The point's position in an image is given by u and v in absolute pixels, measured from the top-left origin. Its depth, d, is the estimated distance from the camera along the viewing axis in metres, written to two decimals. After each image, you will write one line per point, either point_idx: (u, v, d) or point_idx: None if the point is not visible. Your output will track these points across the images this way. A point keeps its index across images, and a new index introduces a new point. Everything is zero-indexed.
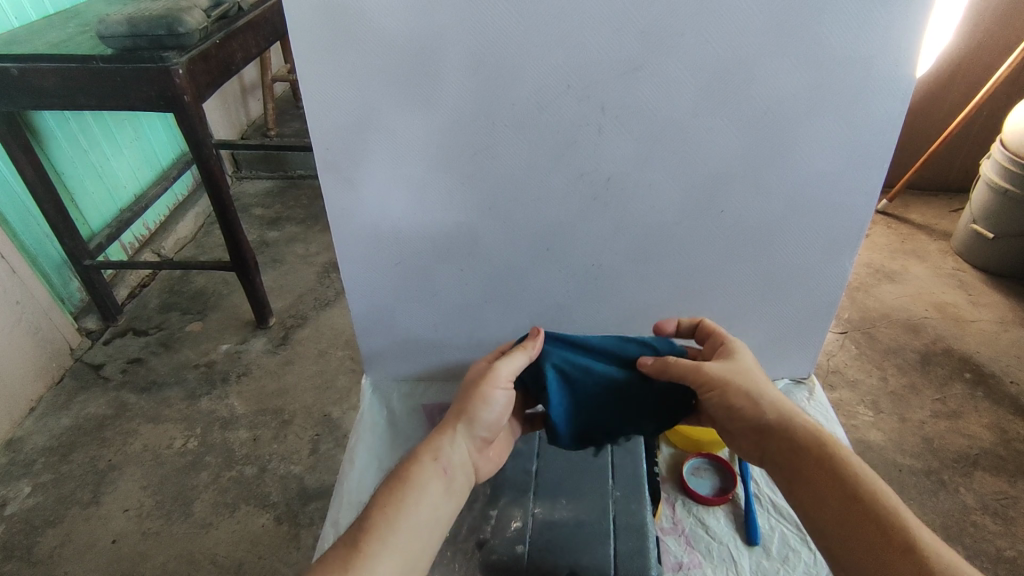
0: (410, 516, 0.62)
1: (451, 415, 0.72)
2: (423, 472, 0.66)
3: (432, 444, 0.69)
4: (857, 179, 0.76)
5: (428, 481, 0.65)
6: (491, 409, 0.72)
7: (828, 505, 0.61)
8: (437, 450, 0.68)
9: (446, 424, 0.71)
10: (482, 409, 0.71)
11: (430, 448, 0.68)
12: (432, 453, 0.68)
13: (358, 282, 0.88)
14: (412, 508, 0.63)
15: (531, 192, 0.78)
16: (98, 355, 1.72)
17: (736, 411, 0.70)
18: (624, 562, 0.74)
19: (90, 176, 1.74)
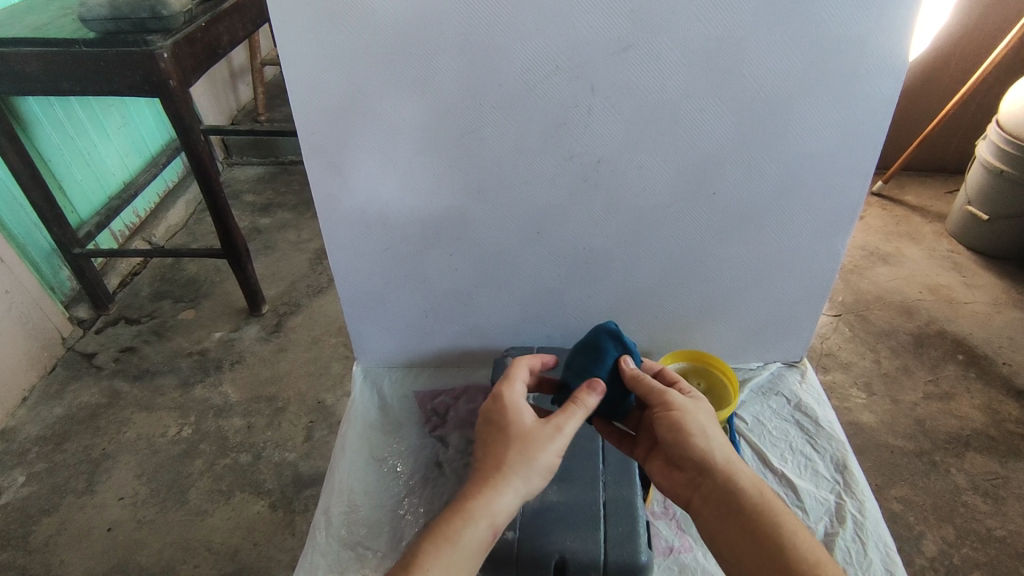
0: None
1: (512, 472, 0.62)
2: (475, 535, 0.60)
3: (483, 500, 0.61)
4: (851, 160, 0.75)
5: (476, 549, 0.60)
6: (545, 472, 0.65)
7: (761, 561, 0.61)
8: (492, 507, 0.61)
9: (505, 476, 0.62)
10: (537, 476, 0.63)
11: (486, 507, 0.61)
12: (484, 514, 0.61)
13: (348, 267, 0.87)
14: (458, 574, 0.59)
15: (520, 175, 0.77)
16: (91, 344, 1.71)
17: (687, 441, 0.66)
18: (614, 546, 0.74)
19: (77, 163, 1.71)
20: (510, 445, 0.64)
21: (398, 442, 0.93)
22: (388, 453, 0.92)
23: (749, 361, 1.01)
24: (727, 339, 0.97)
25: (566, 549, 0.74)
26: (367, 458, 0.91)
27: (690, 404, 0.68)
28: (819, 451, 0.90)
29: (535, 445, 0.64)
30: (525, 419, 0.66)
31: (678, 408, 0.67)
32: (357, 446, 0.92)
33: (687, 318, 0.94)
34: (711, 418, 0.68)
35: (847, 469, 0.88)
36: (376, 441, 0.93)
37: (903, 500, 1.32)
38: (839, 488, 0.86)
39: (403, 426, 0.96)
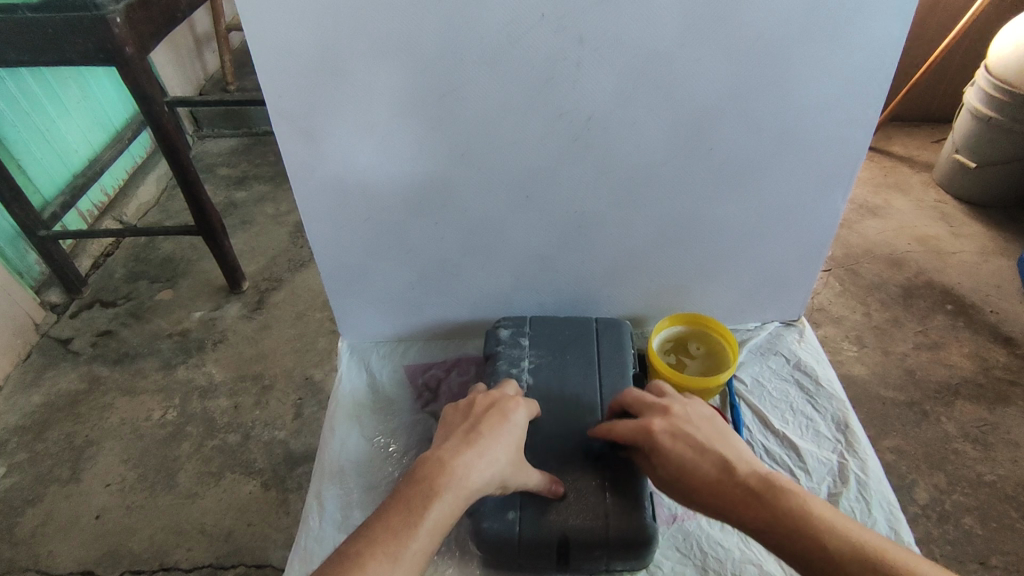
0: (433, 527, 0.55)
1: (488, 440, 0.62)
2: (452, 497, 0.57)
3: (466, 460, 0.60)
4: (853, 110, 0.72)
5: (451, 509, 0.57)
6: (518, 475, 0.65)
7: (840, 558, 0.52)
8: (477, 477, 0.60)
9: (486, 447, 0.62)
10: (515, 474, 0.64)
11: (475, 475, 0.60)
12: (462, 473, 0.59)
13: (327, 239, 0.83)
14: (436, 520, 0.55)
15: (505, 135, 0.72)
16: (66, 329, 1.65)
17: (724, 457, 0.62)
18: (617, 519, 0.68)
19: (35, 140, 1.62)
20: (493, 424, 0.65)
21: (391, 419, 0.90)
22: (381, 430, 0.89)
23: (748, 321, 0.99)
24: (725, 300, 0.95)
25: (569, 527, 0.68)
26: (359, 435, 0.88)
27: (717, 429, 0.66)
28: (819, 410, 0.88)
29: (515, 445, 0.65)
30: (514, 414, 0.67)
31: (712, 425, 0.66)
32: (348, 424, 0.89)
33: (683, 281, 0.91)
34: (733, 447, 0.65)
35: (849, 428, 0.86)
36: (367, 418, 0.90)
37: (896, 451, 1.33)
38: (840, 447, 0.84)
39: (395, 402, 0.92)
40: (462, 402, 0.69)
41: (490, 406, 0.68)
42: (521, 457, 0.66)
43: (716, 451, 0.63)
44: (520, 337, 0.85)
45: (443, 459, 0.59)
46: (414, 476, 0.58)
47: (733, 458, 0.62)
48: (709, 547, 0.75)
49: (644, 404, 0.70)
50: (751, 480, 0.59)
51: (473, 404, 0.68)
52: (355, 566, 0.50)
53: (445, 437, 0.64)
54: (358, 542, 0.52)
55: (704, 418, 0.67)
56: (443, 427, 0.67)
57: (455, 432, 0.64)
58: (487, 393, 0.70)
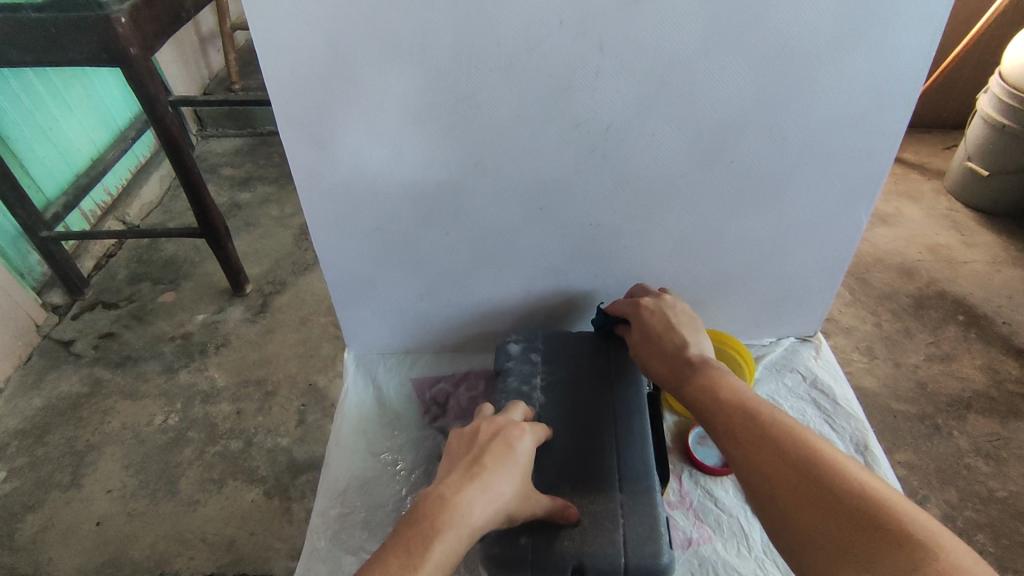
0: (435, 569, 0.52)
1: (492, 474, 0.60)
2: (452, 539, 0.55)
3: (469, 496, 0.57)
4: (878, 122, 0.70)
5: (453, 549, 0.54)
6: (525, 505, 0.63)
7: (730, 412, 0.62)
8: (478, 515, 0.57)
9: (490, 480, 0.59)
10: (521, 506, 0.62)
11: (478, 512, 0.57)
12: (465, 510, 0.56)
13: (335, 248, 0.81)
14: (438, 561, 0.53)
15: (520, 145, 0.70)
16: (67, 331, 1.64)
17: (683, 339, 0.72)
18: (633, 546, 0.66)
19: (39, 139, 1.61)
20: (498, 455, 0.62)
21: (398, 434, 0.88)
22: (388, 446, 0.87)
23: (762, 337, 0.97)
24: (740, 314, 0.93)
25: (584, 554, 0.66)
26: (365, 451, 0.87)
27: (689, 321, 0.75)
28: (837, 430, 0.86)
29: (520, 477, 0.62)
30: (519, 443, 0.65)
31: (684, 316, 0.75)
32: (354, 439, 0.87)
33: (698, 295, 0.89)
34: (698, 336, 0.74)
35: (868, 449, 0.84)
36: (373, 433, 0.89)
37: (908, 465, 1.31)
38: None
39: (402, 417, 0.91)
40: (466, 430, 0.66)
41: (495, 434, 0.65)
42: (528, 488, 0.63)
43: (680, 331, 0.73)
44: (530, 353, 0.84)
45: (444, 496, 0.57)
46: (415, 514, 0.56)
47: (693, 341, 0.73)
48: (724, 572, 0.73)
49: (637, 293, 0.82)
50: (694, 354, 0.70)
51: (477, 432, 0.65)
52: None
53: (448, 470, 0.62)
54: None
55: (688, 314, 0.76)
56: (447, 458, 0.64)
57: (457, 465, 0.61)
58: (492, 420, 0.67)
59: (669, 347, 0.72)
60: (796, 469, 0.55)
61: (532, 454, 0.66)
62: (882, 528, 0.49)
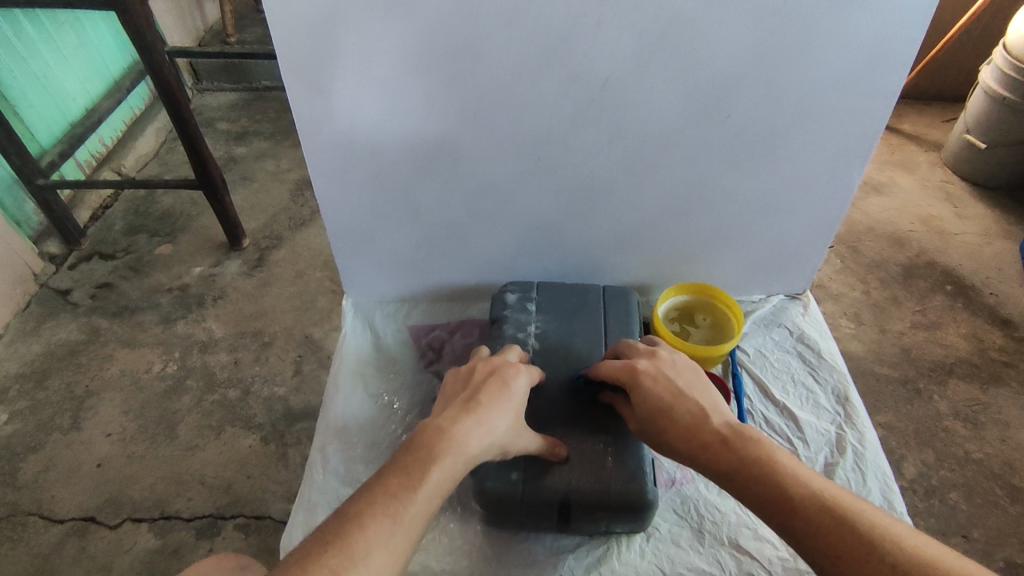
0: (432, 491, 0.55)
1: (487, 409, 0.62)
2: (448, 466, 0.57)
3: (465, 427, 0.60)
4: (876, 82, 0.70)
5: (450, 475, 0.57)
6: (518, 441, 0.65)
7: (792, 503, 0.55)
8: (473, 447, 0.59)
9: (485, 415, 0.62)
10: (514, 441, 0.65)
11: (473, 445, 0.59)
12: (462, 440, 0.59)
13: (334, 197, 0.82)
14: (435, 485, 0.55)
15: (520, 95, 0.71)
16: (65, 280, 1.65)
17: (694, 407, 0.65)
18: (618, 481, 0.69)
19: (32, 86, 1.59)
20: (492, 391, 0.65)
21: (394, 378, 0.91)
22: (384, 389, 0.90)
23: (752, 294, 0.99)
24: (732, 271, 0.95)
25: (571, 488, 0.69)
26: (362, 393, 0.89)
27: (691, 379, 0.68)
28: (820, 382, 0.89)
29: (514, 414, 0.65)
30: (514, 383, 0.67)
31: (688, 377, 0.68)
32: (351, 382, 0.90)
33: (691, 250, 0.91)
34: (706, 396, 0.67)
35: (849, 401, 0.87)
36: (370, 377, 0.91)
37: (887, 426, 1.36)
38: (840, 419, 0.85)
39: (398, 362, 0.93)
40: (462, 371, 0.69)
41: (490, 374, 0.68)
42: (521, 424, 0.66)
43: (694, 398, 0.65)
44: (526, 303, 0.85)
45: (441, 427, 0.59)
46: (413, 443, 0.58)
47: (711, 407, 0.65)
48: (706, 510, 0.76)
49: (633, 351, 0.73)
50: (721, 426, 0.62)
51: (473, 372, 0.68)
52: (356, 523, 0.50)
53: (444, 405, 0.64)
54: (357, 500, 0.52)
55: (687, 368, 0.70)
56: (443, 396, 0.67)
57: (453, 401, 0.64)
58: (488, 360, 0.70)
59: (691, 424, 0.64)
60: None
61: (526, 392, 0.68)
62: None
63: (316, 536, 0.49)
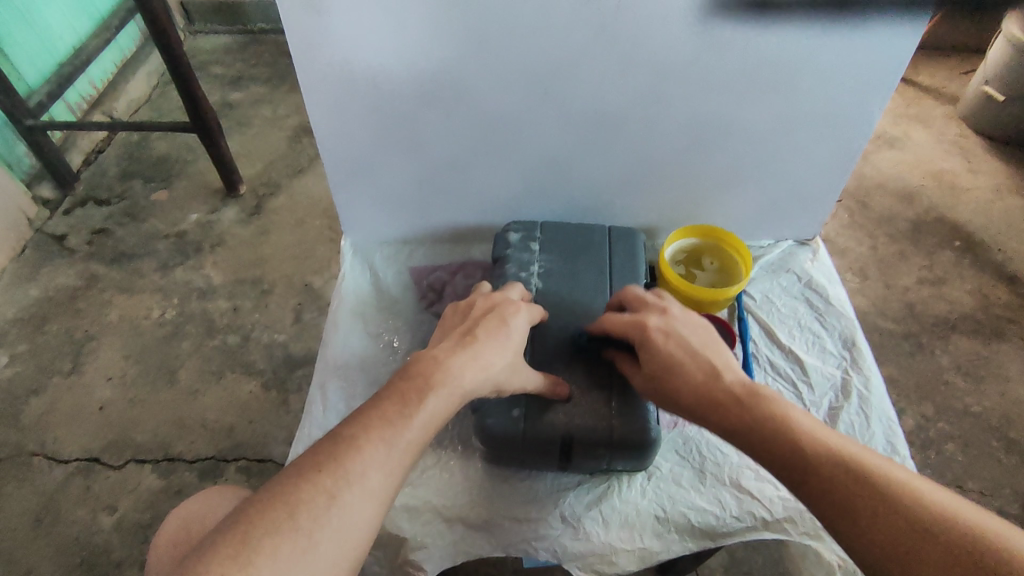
0: (428, 419, 0.54)
1: (484, 344, 0.61)
2: (443, 397, 0.56)
3: (461, 361, 0.59)
4: (904, 8, 0.66)
5: (446, 404, 0.56)
6: (515, 377, 0.64)
7: (810, 468, 0.53)
8: (469, 380, 0.59)
9: (482, 349, 0.61)
10: (512, 378, 0.64)
11: (469, 378, 0.59)
12: (458, 372, 0.58)
13: (332, 129, 0.79)
14: (431, 413, 0.55)
15: (527, 18, 0.67)
16: (60, 225, 1.62)
17: (705, 366, 0.61)
18: (620, 420, 0.69)
19: (16, 22, 1.53)
20: (491, 327, 0.63)
21: (395, 319, 0.90)
22: (385, 329, 0.89)
23: (760, 240, 0.97)
24: (741, 215, 0.93)
25: (573, 426, 0.68)
26: (362, 332, 0.88)
27: (703, 335, 0.64)
28: (827, 328, 0.88)
29: (512, 350, 0.64)
30: (513, 319, 0.66)
31: (700, 334, 0.64)
32: (351, 322, 0.89)
33: (699, 191, 0.88)
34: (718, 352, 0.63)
35: (855, 345, 0.86)
36: (371, 317, 0.90)
37: (889, 380, 1.35)
38: (845, 363, 0.84)
39: (398, 302, 0.92)
40: (462, 305, 0.68)
41: (489, 309, 0.66)
42: (519, 361, 0.65)
43: (707, 356, 0.62)
44: (530, 242, 0.83)
45: (437, 357, 0.59)
46: (410, 370, 0.57)
47: (723, 365, 0.62)
48: (708, 451, 0.76)
49: (642, 301, 0.69)
50: (735, 386, 0.59)
51: (472, 308, 0.67)
52: (352, 446, 0.50)
53: (442, 337, 0.63)
54: (353, 426, 0.52)
55: (700, 324, 0.66)
56: (441, 328, 0.66)
57: (451, 334, 0.63)
58: (488, 296, 0.69)
59: (702, 382, 0.61)
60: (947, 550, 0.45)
61: (525, 329, 0.67)
62: None
63: (310, 458, 0.49)
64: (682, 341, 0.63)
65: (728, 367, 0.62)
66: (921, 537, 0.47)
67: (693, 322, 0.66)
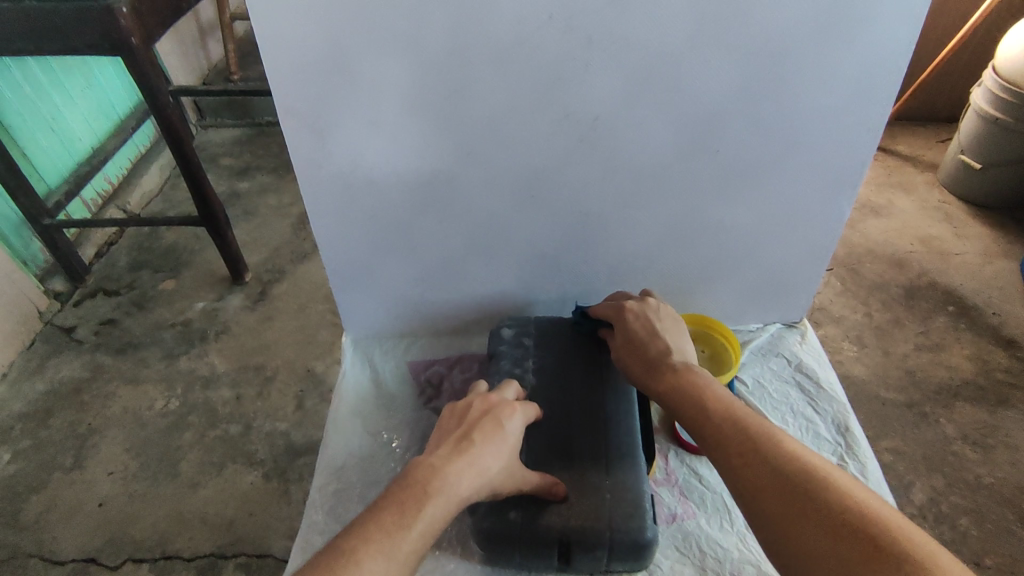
0: (426, 528, 0.55)
1: (481, 450, 0.62)
2: (440, 507, 0.57)
3: (458, 469, 0.60)
4: (861, 114, 0.72)
5: (443, 512, 0.57)
6: (511, 481, 0.65)
7: (709, 421, 0.64)
8: (464, 487, 0.59)
9: (479, 456, 0.62)
10: (508, 482, 0.64)
11: (465, 485, 0.59)
12: (455, 480, 0.59)
13: (332, 235, 0.83)
14: (429, 521, 0.56)
15: (514, 134, 0.72)
16: (69, 318, 1.66)
17: (659, 343, 0.73)
18: (618, 519, 0.69)
19: (40, 129, 1.62)
20: (487, 433, 0.64)
21: (393, 416, 0.91)
22: (384, 427, 0.90)
23: (749, 323, 0.99)
24: (729, 302, 0.95)
25: (570, 527, 0.68)
26: (361, 431, 0.89)
27: (666, 322, 0.76)
28: (820, 412, 0.89)
29: (507, 453, 0.65)
30: (509, 423, 0.67)
31: (662, 320, 0.76)
32: (350, 420, 0.90)
33: (687, 281, 0.92)
34: (677, 334, 0.75)
35: (849, 430, 0.86)
36: (369, 414, 0.91)
37: (894, 451, 1.34)
38: (840, 449, 0.84)
39: (397, 399, 0.93)
40: (458, 407, 0.68)
41: (485, 412, 0.67)
42: (515, 465, 0.65)
43: (663, 337, 0.74)
44: (523, 338, 0.86)
45: (435, 465, 0.60)
46: (408, 477, 0.59)
47: (676, 349, 0.73)
48: (708, 547, 0.75)
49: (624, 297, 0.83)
50: (678, 361, 0.71)
51: (469, 410, 0.67)
52: (351, 559, 0.51)
53: (439, 442, 0.64)
54: (354, 538, 0.53)
55: (671, 316, 0.77)
56: (438, 432, 0.66)
57: (447, 439, 0.63)
58: (484, 398, 0.69)
59: (653, 355, 0.72)
60: (788, 480, 0.55)
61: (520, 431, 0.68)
62: (867, 536, 0.49)
63: (312, 572, 0.50)
64: (643, 324, 0.76)
65: (681, 347, 0.74)
66: (787, 484, 0.55)
67: (660, 310, 0.77)
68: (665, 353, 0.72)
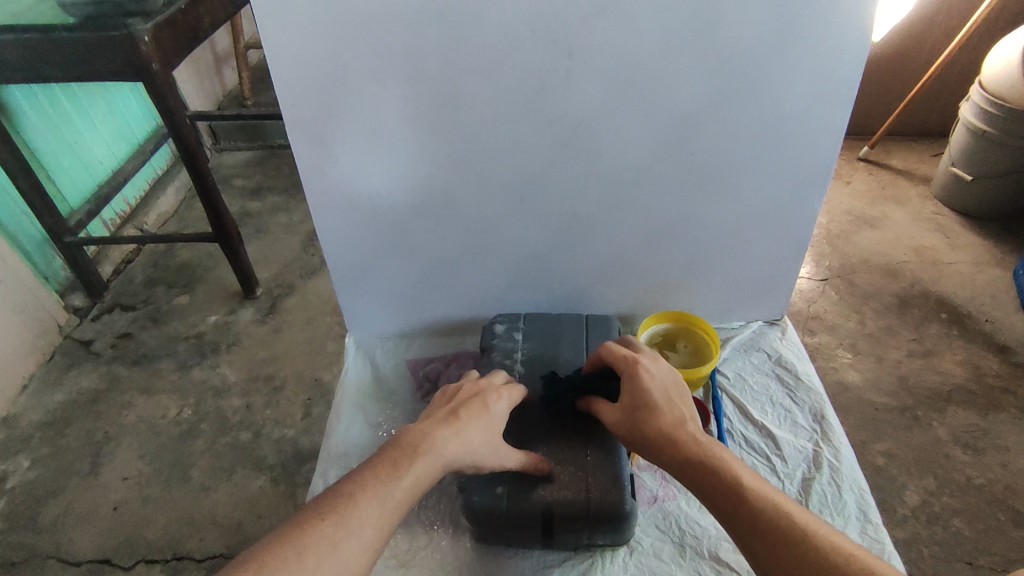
0: (416, 482, 0.60)
1: (468, 425, 0.67)
2: (426, 468, 0.62)
3: (444, 437, 0.64)
4: (825, 117, 0.77)
5: (432, 473, 0.62)
6: (495, 455, 0.69)
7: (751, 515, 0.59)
8: (449, 455, 0.64)
9: (464, 430, 0.66)
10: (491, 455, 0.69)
11: (450, 454, 0.64)
12: (441, 445, 0.64)
13: (336, 239, 0.89)
14: (418, 479, 0.61)
15: (500, 140, 0.78)
16: (88, 331, 1.73)
17: (672, 412, 0.68)
18: (597, 494, 0.73)
19: (64, 152, 1.71)
20: (473, 411, 0.69)
21: (393, 408, 0.96)
22: (383, 418, 0.95)
23: (732, 320, 1.03)
24: (712, 300, 1.00)
25: (552, 502, 0.73)
26: (362, 423, 0.94)
27: (675, 386, 0.71)
28: (798, 402, 0.93)
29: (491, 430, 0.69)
30: (495, 405, 0.72)
31: (673, 387, 0.70)
32: (352, 413, 0.95)
33: (670, 280, 0.96)
34: (684, 402, 0.70)
35: (825, 419, 0.90)
36: (370, 407, 0.96)
37: (887, 454, 1.36)
38: (816, 436, 0.88)
39: (397, 393, 0.98)
40: (450, 388, 0.73)
41: (474, 394, 0.72)
42: (498, 442, 0.70)
43: (676, 407, 0.68)
44: (513, 332, 0.91)
45: (424, 432, 0.64)
46: (398, 442, 0.64)
47: (689, 416, 0.68)
48: (687, 525, 0.79)
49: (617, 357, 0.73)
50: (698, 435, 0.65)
51: (459, 392, 0.72)
52: (347, 506, 0.56)
53: (428, 419, 0.69)
54: (350, 484, 0.58)
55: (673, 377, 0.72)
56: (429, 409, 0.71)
57: (437, 415, 0.68)
58: (474, 382, 0.75)
59: (666, 425, 0.66)
60: None
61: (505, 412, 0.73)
62: None
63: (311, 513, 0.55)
64: (654, 389, 0.69)
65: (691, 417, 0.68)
66: None
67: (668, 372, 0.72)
68: (682, 426, 0.66)
